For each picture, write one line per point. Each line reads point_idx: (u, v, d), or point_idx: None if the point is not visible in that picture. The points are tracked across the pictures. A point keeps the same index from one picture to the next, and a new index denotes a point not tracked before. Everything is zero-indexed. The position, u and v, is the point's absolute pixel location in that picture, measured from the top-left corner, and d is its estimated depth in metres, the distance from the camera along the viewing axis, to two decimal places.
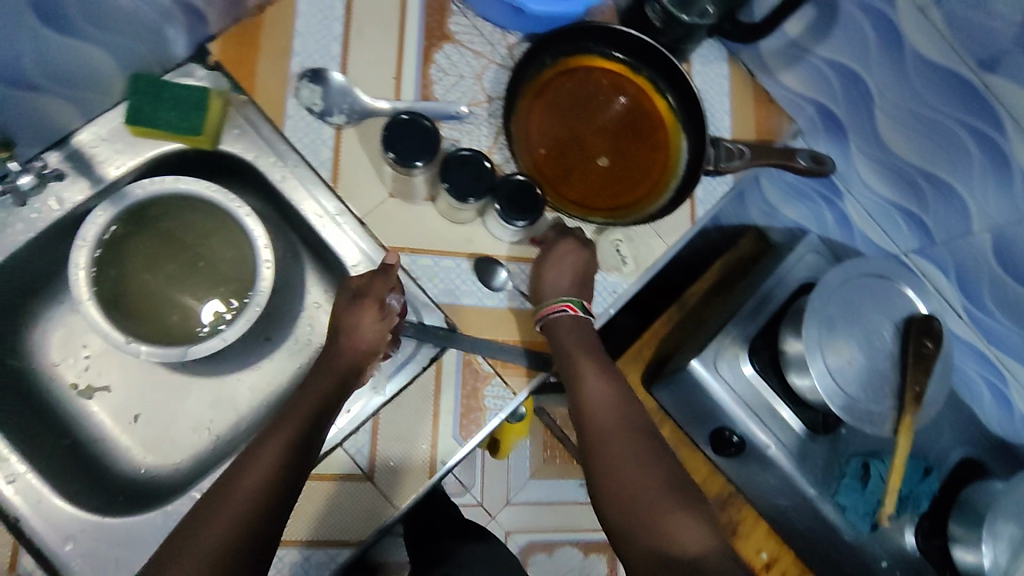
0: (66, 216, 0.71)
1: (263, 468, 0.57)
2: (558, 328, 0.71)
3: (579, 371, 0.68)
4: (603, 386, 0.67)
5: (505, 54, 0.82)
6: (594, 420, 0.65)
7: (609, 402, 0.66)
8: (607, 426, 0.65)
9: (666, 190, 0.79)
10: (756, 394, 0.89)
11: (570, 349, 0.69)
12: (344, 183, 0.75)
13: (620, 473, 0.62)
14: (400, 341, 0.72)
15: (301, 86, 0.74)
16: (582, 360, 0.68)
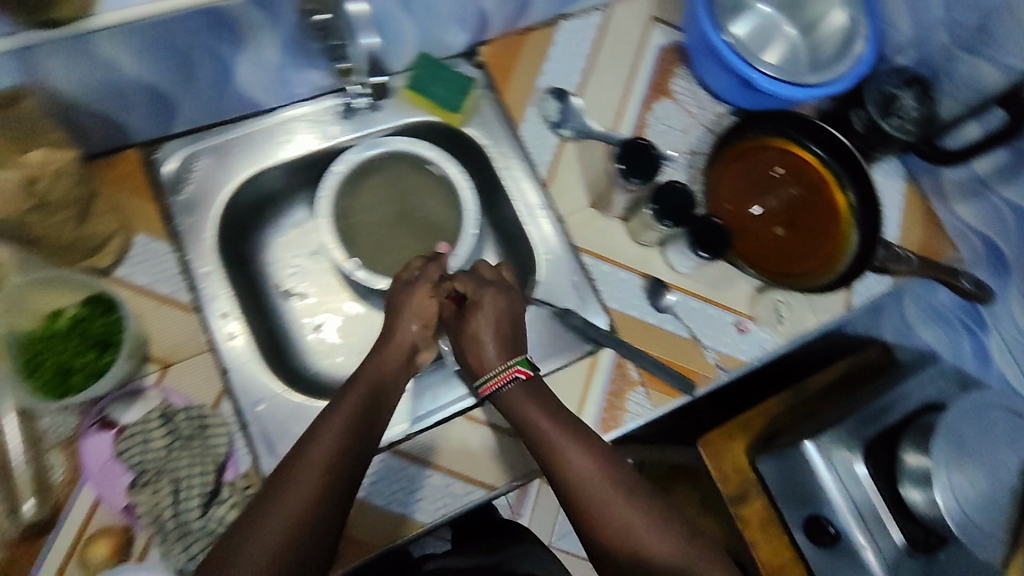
0: (330, 146, 0.84)
1: (318, 468, 0.57)
2: (515, 400, 0.67)
3: (550, 441, 0.63)
4: (581, 454, 0.62)
5: (713, 120, 0.93)
6: (575, 489, 0.61)
7: (589, 472, 0.61)
8: (597, 499, 0.60)
9: (828, 274, 0.84)
10: (865, 494, 0.91)
11: (528, 413, 0.65)
12: (555, 185, 0.85)
13: (625, 541, 0.58)
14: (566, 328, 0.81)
15: (545, 100, 0.87)
16: (549, 430, 0.64)
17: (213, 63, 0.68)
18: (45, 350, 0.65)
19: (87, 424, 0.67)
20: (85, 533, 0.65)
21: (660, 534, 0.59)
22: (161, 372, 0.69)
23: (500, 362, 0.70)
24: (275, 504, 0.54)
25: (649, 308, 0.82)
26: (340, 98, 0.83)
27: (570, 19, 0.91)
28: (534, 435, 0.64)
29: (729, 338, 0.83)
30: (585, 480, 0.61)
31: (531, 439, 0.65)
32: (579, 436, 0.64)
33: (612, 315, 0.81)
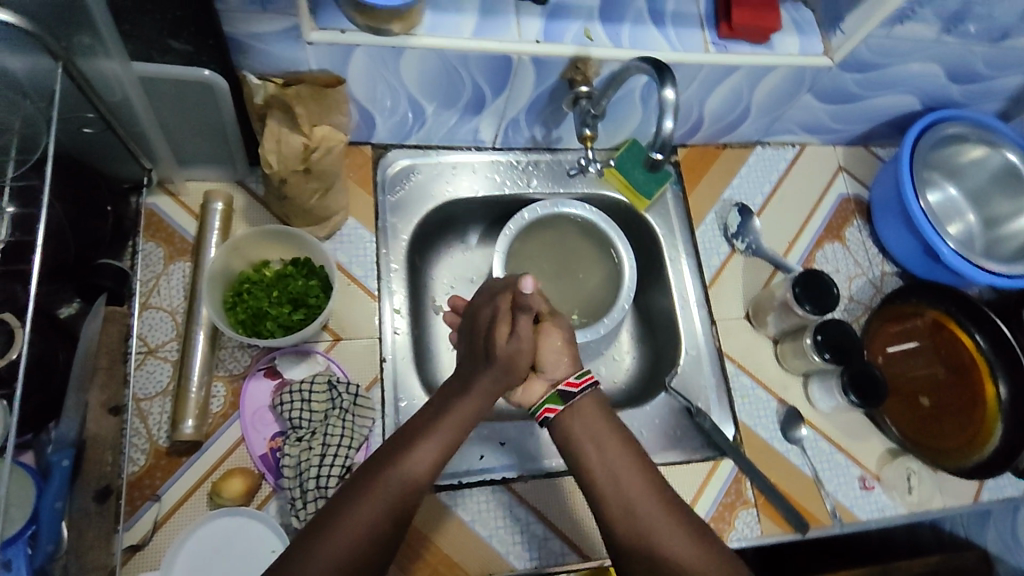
0: (522, 193, 0.91)
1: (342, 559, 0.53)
2: (580, 413, 0.64)
3: (597, 452, 0.62)
4: (631, 468, 0.61)
5: (877, 276, 0.95)
6: (619, 499, 0.60)
7: (637, 489, 0.60)
8: (641, 514, 0.59)
9: (960, 462, 0.84)
10: None
11: (592, 429, 0.63)
12: (716, 288, 0.88)
13: (661, 555, 0.57)
14: (691, 427, 0.82)
15: (729, 211, 0.91)
16: (602, 439, 0.62)
17: (471, 99, 0.77)
18: (249, 292, 0.72)
19: (255, 368, 0.72)
20: (222, 466, 0.67)
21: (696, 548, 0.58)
22: (332, 343, 0.75)
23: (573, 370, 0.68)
24: (320, 547, 0.53)
25: (778, 433, 0.82)
26: (546, 156, 0.92)
27: (765, 146, 0.97)
28: (582, 444, 0.63)
29: (851, 491, 0.81)
30: (628, 489, 0.60)
31: (577, 447, 0.63)
32: (631, 450, 0.62)
33: (740, 428, 0.82)
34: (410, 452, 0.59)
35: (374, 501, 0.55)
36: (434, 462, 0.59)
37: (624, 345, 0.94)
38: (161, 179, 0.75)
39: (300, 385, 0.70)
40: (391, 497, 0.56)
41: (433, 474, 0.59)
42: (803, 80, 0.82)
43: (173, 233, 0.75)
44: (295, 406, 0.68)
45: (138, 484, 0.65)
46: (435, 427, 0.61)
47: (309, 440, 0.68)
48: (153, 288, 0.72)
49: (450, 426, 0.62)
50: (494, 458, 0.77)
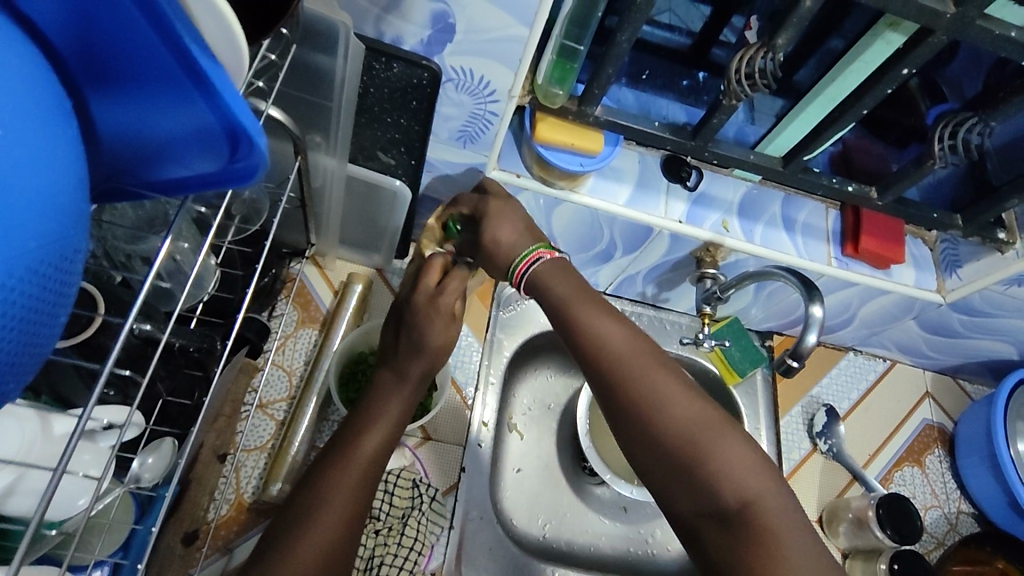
0: None
1: (346, 497, 0.54)
2: (543, 277, 0.63)
3: (566, 303, 0.62)
4: (604, 324, 0.60)
5: (953, 512, 0.93)
6: (600, 359, 0.58)
7: (610, 332, 0.59)
8: (622, 370, 0.57)
9: None
10: None
11: (557, 284, 0.63)
12: (791, 484, 0.89)
13: (651, 407, 0.56)
14: None
15: (817, 413, 0.93)
16: (569, 295, 0.62)
17: (605, 251, 0.85)
18: (363, 372, 0.74)
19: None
20: None
21: (686, 403, 0.56)
22: (421, 440, 0.79)
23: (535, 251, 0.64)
24: (332, 496, 0.54)
25: None
26: (651, 310, 0.97)
27: (857, 353, 1.01)
28: (557, 306, 0.62)
29: None
30: (607, 344, 0.59)
31: (555, 314, 0.62)
32: (605, 310, 0.61)
33: None
34: (379, 414, 0.61)
35: (321, 517, 0.52)
36: (391, 428, 0.60)
37: None
38: (315, 252, 0.83)
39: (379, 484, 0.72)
40: (332, 523, 0.52)
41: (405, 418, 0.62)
42: (912, 308, 0.87)
43: (311, 300, 0.82)
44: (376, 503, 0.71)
45: (215, 534, 0.67)
46: (362, 441, 0.58)
47: (386, 536, 0.71)
48: (280, 348, 0.78)
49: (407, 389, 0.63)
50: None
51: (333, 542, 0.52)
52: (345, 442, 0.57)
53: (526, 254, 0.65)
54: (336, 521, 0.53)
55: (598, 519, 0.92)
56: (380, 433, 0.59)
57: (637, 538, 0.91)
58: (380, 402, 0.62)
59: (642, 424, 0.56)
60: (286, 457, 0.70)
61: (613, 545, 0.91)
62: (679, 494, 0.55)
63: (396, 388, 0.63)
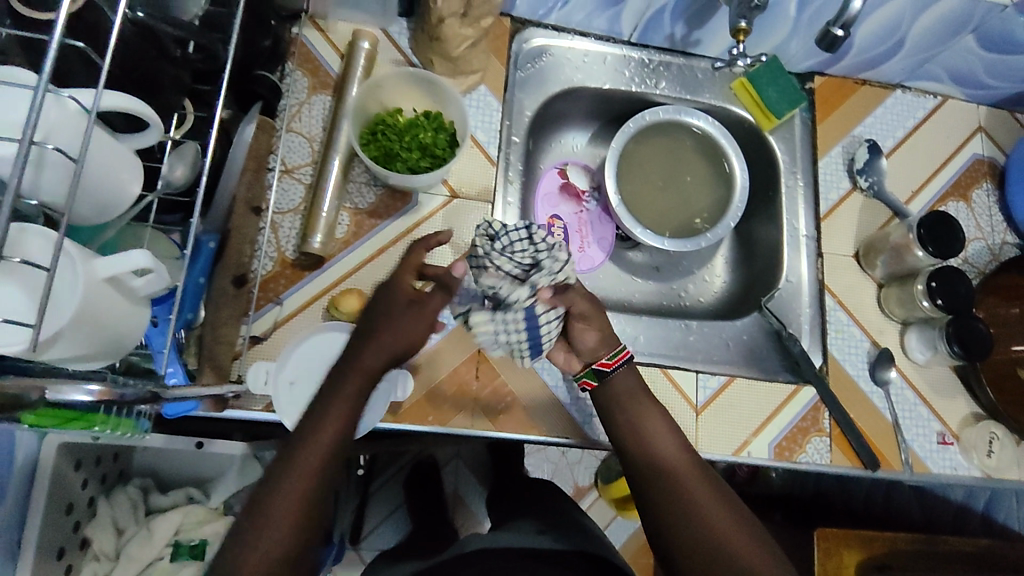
0: (650, 96, 0.90)
1: (288, 501, 0.49)
2: (616, 388, 0.67)
3: (644, 426, 0.65)
4: (668, 437, 0.64)
5: (996, 244, 0.91)
6: (658, 461, 0.62)
7: (671, 446, 0.63)
8: (683, 476, 0.61)
9: None
10: None
11: (633, 406, 0.66)
12: (829, 222, 0.87)
13: (692, 519, 0.57)
14: (760, 326, 0.85)
15: (857, 146, 0.89)
16: (643, 412, 0.66)
17: None
18: (384, 133, 0.74)
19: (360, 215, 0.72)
20: (339, 286, 0.71)
21: (724, 509, 0.58)
22: (450, 199, 0.77)
23: (609, 345, 0.68)
24: (264, 512, 0.49)
25: (864, 373, 0.82)
26: (681, 62, 0.90)
27: (906, 91, 0.94)
28: (630, 415, 0.66)
29: (927, 444, 0.80)
30: (661, 457, 0.62)
31: (621, 422, 0.66)
32: (658, 406, 0.67)
33: (828, 359, 0.82)
34: (309, 422, 0.53)
35: (266, 524, 0.48)
36: (340, 422, 0.53)
37: (716, 268, 0.95)
38: (315, 14, 0.78)
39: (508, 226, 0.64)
40: (312, 456, 0.51)
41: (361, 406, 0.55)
42: (969, 18, 0.79)
43: (319, 66, 0.78)
44: (520, 242, 0.62)
45: (265, 287, 0.69)
46: (362, 358, 0.57)
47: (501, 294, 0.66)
48: (295, 115, 0.75)
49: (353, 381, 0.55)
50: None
51: (286, 551, 0.49)
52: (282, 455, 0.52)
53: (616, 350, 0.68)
54: (286, 534, 0.49)
55: (629, 279, 0.94)
56: (332, 429, 0.52)
57: (672, 294, 0.94)
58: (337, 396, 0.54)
59: (682, 538, 0.57)
60: (320, 214, 0.70)
61: (647, 300, 0.93)
62: (668, 400, 0.77)
63: (355, 359, 0.57)
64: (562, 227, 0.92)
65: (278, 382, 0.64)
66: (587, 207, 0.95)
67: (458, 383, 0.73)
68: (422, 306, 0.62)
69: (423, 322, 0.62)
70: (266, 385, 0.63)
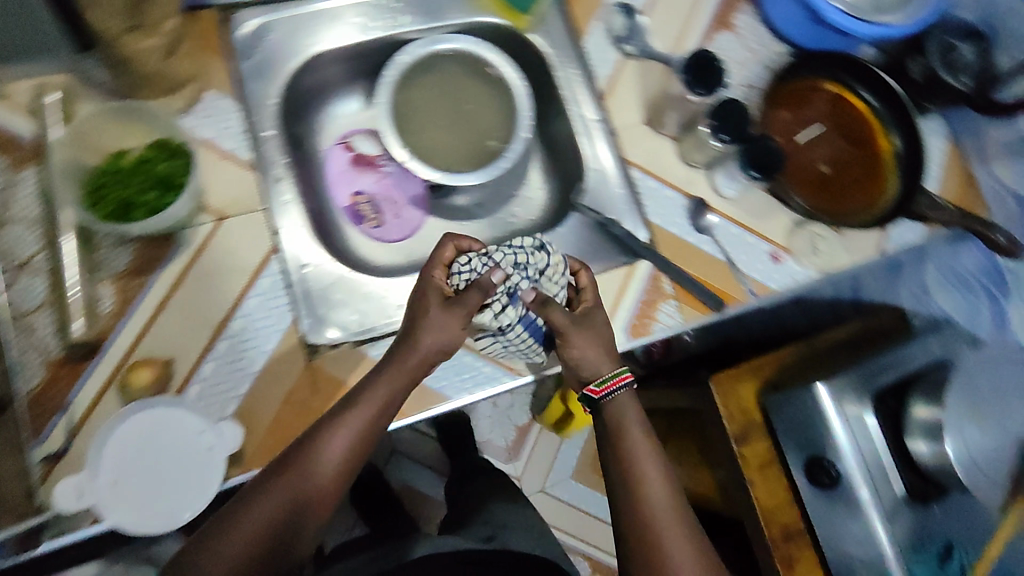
0: (397, 36, 0.85)
1: (236, 547, 0.59)
2: (613, 417, 0.71)
3: (631, 454, 0.69)
4: (655, 462, 0.69)
5: (771, 58, 0.93)
6: (637, 491, 0.68)
7: (654, 473, 0.69)
8: (651, 491, 0.68)
9: (874, 214, 0.86)
10: (876, 457, 0.95)
11: (624, 429, 0.70)
12: (613, 98, 0.87)
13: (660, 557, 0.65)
14: (584, 221, 0.84)
15: (612, 14, 0.88)
16: (639, 450, 0.69)
17: None
18: (113, 184, 0.66)
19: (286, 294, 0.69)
20: (128, 360, 0.65)
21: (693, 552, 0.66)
22: (218, 223, 0.70)
23: (610, 365, 0.70)
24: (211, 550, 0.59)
25: (689, 227, 0.84)
26: None
27: None
28: (613, 434, 0.70)
29: (762, 265, 0.85)
30: (644, 487, 0.68)
31: (610, 441, 0.71)
32: (654, 444, 0.70)
33: (653, 229, 0.83)
34: (271, 489, 0.62)
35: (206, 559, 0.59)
36: (294, 498, 0.61)
37: (534, 183, 0.94)
38: None
39: (517, 242, 0.70)
40: (263, 517, 0.60)
41: (328, 485, 0.63)
42: None
43: (8, 138, 0.67)
44: (540, 258, 0.70)
45: (40, 401, 0.63)
46: (324, 448, 0.62)
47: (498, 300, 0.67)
48: (3, 202, 0.66)
49: (322, 461, 0.62)
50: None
51: None
52: (241, 507, 0.61)
53: (617, 372, 0.70)
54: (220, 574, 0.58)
55: (454, 225, 0.91)
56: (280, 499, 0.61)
57: (502, 224, 0.92)
58: (299, 474, 0.61)
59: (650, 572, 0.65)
60: None
61: (479, 240, 0.91)
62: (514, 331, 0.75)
63: (333, 437, 0.63)
64: (368, 201, 0.88)
65: (96, 491, 0.61)
66: (387, 169, 0.89)
67: (300, 402, 0.67)
68: (463, 308, 0.64)
69: (453, 322, 0.64)
70: (83, 498, 0.60)
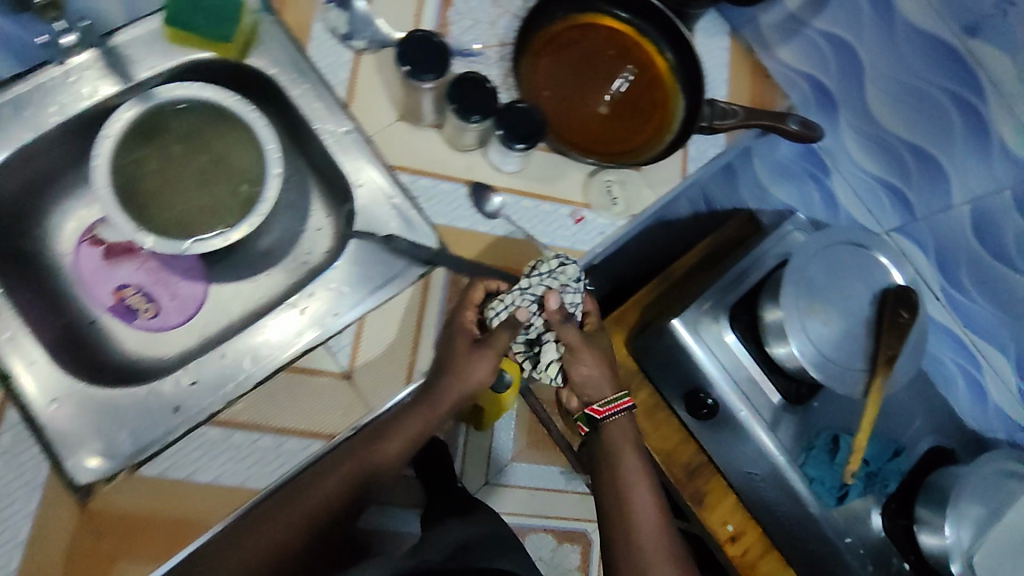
0: (94, 107, 0.73)
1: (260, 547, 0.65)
2: (612, 438, 0.77)
3: (619, 470, 0.76)
4: (642, 490, 0.75)
5: (521, 5, 0.85)
6: (623, 506, 0.75)
7: (647, 491, 0.75)
8: (642, 523, 0.74)
9: (662, 142, 0.83)
10: (743, 371, 0.94)
11: (620, 450, 0.77)
12: (358, 103, 0.77)
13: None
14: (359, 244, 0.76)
15: (327, 10, 0.78)
16: (625, 456, 0.77)
17: None
18: None
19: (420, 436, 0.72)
20: None
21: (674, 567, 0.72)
22: None
23: (611, 389, 0.77)
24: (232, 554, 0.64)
25: (478, 217, 0.77)
26: (92, 50, 0.73)
27: None
28: (611, 453, 0.77)
29: (566, 231, 0.80)
30: (630, 503, 0.75)
31: (605, 460, 0.77)
32: (638, 453, 0.77)
33: (439, 231, 0.76)
34: (299, 497, 0.67)
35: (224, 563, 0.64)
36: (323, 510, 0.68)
37: (317, 213, 0.85)
38: None
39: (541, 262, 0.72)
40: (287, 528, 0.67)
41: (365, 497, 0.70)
42: None
43: None
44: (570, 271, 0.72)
45: None
46: (380, 458, 0.69)
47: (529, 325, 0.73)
48: None
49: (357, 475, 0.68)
50: (190, 403, 0.68)
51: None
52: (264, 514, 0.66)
53: (614, 399, 0.76)
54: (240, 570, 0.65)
55: (242, 285, 0.83)
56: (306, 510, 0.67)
57: (295, 266, 0.84)
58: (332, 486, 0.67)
59: None
60: None
61: (273, 293, 0.83)
62: (313, 391, 0.69)
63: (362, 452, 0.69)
64: (136, 292, 0.79)
65: None
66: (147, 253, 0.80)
67: (88, 550, 0.62)
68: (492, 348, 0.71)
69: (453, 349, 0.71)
70: None
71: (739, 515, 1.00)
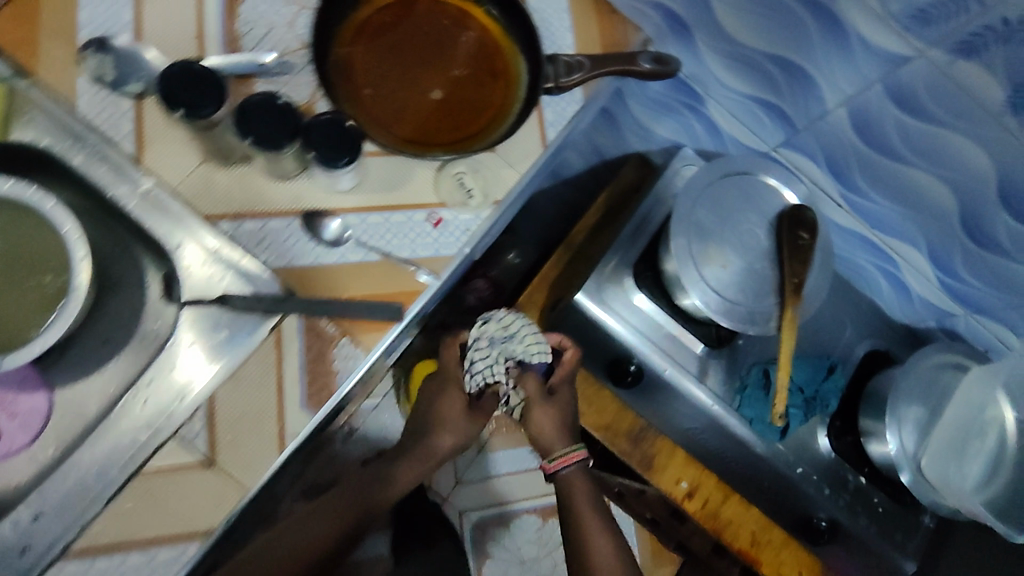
0: None
1: None
2: (563, 471, 0.81)
3: (565, 489, 0.82)
4: (590, 511, 0.80)
5: None
6: (574, 520, 0.80)
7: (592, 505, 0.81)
8: (589, 527, 0.80)
9: (511, 114, 0.73)
10: (658, 328, 0.90)
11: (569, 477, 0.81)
12: (149, 154, 0.68)
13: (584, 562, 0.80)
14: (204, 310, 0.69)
15: (85, 58, 0.67)
16: (573, 483, 0.81)
17: None
18: None
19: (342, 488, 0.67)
20: None
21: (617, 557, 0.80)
22: None
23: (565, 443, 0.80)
24: None
25: (319, 248, 0.69)
26: None
27: None
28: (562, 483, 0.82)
29: (426, 238, 0.72)
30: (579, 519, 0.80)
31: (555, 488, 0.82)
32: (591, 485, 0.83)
33: (281, 274, 0.68)
34: None
35: None
36: None
37: (154, 280, 0.76)
38: None
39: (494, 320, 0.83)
40: None
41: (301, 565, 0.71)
42: None
43: None
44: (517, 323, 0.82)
45: None
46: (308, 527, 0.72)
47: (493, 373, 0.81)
48: None
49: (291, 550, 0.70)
50: (42, 544, 0.61)
51: None
52: None
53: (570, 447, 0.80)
54: None
55: (89, 381, 0.74)
56: None
57: (146, 342, 0.74)
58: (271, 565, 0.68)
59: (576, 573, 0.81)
60: None
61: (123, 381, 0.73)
62: (175, 488, 0.61)
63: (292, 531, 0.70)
64: None
65: None
66: None
67: None
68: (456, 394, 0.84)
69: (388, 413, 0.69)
70: None
71: (694, 470, 0.93)
